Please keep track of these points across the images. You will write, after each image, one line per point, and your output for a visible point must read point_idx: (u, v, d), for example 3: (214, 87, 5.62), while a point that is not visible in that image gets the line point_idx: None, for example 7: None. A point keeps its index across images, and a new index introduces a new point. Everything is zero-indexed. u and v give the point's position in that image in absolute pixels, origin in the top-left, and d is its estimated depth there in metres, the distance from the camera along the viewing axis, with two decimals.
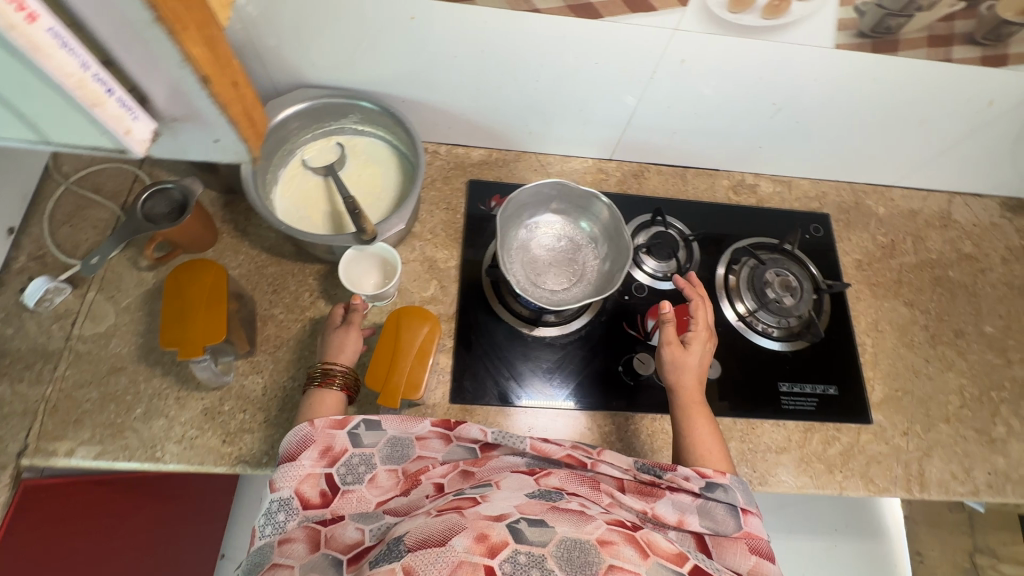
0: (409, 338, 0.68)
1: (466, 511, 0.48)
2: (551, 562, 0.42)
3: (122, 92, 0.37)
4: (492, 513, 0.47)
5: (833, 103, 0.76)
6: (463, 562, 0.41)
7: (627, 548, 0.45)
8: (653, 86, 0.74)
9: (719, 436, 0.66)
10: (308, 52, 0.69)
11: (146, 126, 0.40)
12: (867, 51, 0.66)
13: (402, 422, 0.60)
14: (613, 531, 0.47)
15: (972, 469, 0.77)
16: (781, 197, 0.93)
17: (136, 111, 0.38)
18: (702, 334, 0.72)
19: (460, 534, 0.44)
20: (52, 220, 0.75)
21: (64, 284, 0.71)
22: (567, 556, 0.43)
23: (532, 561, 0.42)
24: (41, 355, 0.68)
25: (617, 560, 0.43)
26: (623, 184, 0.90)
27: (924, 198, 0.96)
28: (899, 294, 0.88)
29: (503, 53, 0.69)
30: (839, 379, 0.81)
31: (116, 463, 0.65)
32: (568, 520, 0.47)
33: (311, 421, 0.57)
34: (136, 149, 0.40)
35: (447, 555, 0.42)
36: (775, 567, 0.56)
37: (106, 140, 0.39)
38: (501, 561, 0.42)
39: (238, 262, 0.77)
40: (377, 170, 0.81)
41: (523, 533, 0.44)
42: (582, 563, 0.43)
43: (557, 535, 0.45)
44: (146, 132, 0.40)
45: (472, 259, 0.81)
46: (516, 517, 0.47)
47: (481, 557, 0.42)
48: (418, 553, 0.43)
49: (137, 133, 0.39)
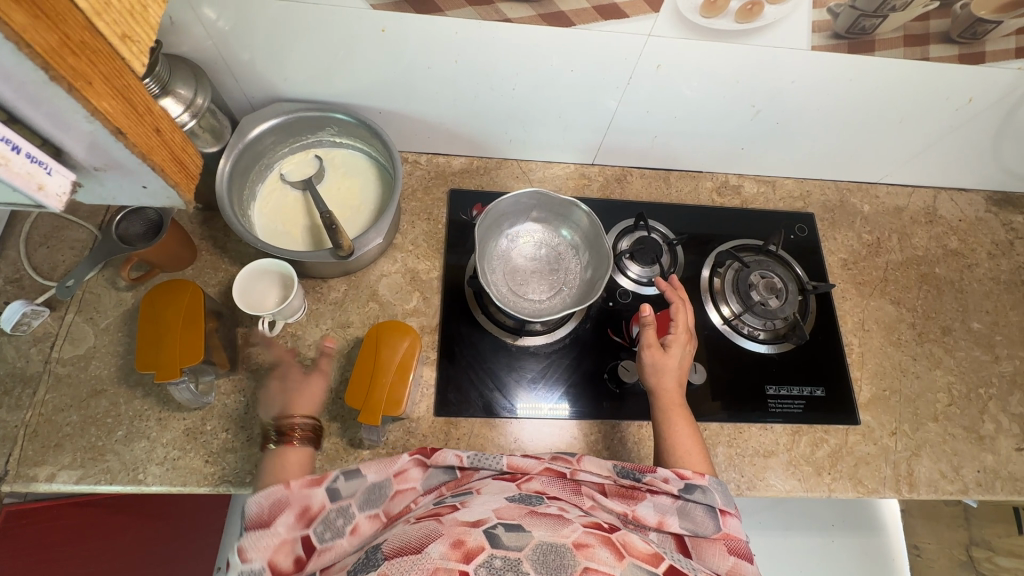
0: (389, 352, 0.67)
1: (444, 518, 0.48)
2: (526, 564, 0.42)
3: (31, 144, 0.27)
4: (469, 519, 0.47)
5: (813, 103, 0.76)
6: (438, 568, 0.41)
7: (603, 549, 0.45)
8: (630, 91, 0.74)
9: (699, 436, 0.66)
10: (282, 66, 0.68)
11: (67, 179, 0.29)
12: (843, 52, 0.65)
13: (379, 464, 0.59)
14: (589, 534, 0.47)
15: (962, 467, 0.77)
16: (765, 197, 0.93)
17: (13, 140, 0.26)
18: (682, 336, 0.71)
19: (437, 540, 0.44)
20: (29, 242, 0.74)
21: (42, 307, 0.71)
22: (542, 559, 0.43)
23: (507, 565, 0.41)
24: (20, 380, 0.68)
25: (592, 562, 0.43)
26: (606, 188, 0.90)
27: (909, 195, 0.95)
28: (885, 292, 0.87)
29: (478, 62, 0.68)
30: (826, 381, 0.80)
31: (97, 487, 0.64)
32: (545, 525, 0.47)
33: (285, 482, 0.54)
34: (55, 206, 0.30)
35: (422, 562, 0.41)
36: (753, 568, 0.55)
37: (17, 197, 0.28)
38: (477, 566, 0.41)
39: (218, 279, 0.76)
40: (356, 183, 0.80)
41: (499, 538, 0.44)
42: (557, 565, 0.42)
43: (534, 539, 0.44)
44: (66, 183, 0.30)
45: (455, 269, 0.81)
46: (493, 522, 0.47)
47: (456, 562, 0.41)
48: (394, 561, 0.42)
49: (52, 187, 0.29)
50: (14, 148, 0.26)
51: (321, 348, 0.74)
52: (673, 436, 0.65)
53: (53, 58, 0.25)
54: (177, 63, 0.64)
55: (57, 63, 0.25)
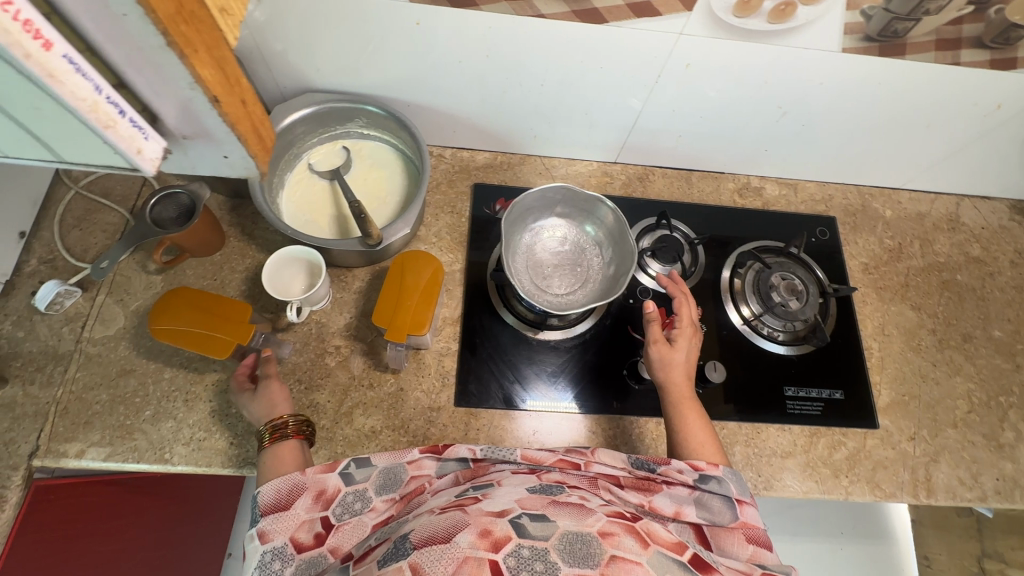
0: (413, 276, 0.70)
1: (469, 508, 0.48)
2: (555, 555, 0.43)
3: (134, 111, 0.34)
4: (494, 509, 0.48)
5: (840, 105, 0.76)
6: (468, 557, 0.42)
7: (628, 538, 0.45)
8: (657, 90, 0.74)
9: (711, 428, 0.66)
10: (316, 57, 0.69)
11: (159, 145, 0.37)
12: (873, 55, 0.65)
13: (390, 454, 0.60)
14: (613, 523, 0.47)
15: (980, 475, 0.76)
16: (787, 200, 0.93)
17: (122, 106, 0.33)
18: (689, 330, 0.71)
19: (463, 530, 0.44)
20: (62, 224, 0.76)
21: (74, 288, 0.72)
22: (570, 549, 0.43)
23: (535, 555, 0.42)
24: (51, 358, 0.69)
25: (619, 551, 0.44)
26: (628, 187, 0.90)
27: (932, 201, 0.95)
28: (906, 298, 0.87)
29: (509, 57, 0.69)
30: (846, 384, 0.80)
31: (125, 464, 0.66)
32: (568, 514, 0.47)
33: (301, 469, 0.57)
34: (147, 168, 0.37)
35: (451, 552, 0.42)
36: (773, 555, 0.56)
37: (117, 159, 0.35)
38: (505, 554, 0.42)
39: (245, 265, 0.77)
40: (383, 174, 0.81)
41: (525, 527, 0.45)
42: (585, 554, 0.43)
43: (559, 529, 0.45)
44: (158, 150, 0.37)
45: (477, 262, 0.81)
46: (517, 512, 0.47)
47: (486, 551, 0.42)
48: (424, 550, 0.43)
49: (148, 152, 0.36)
50: (124, 114, 0.33)
51: (345, 336, 0.75)
52: (688, 430, 0.65)
53: (170, 24, 0.30)
54: None
55: (173, 30, 0.30)
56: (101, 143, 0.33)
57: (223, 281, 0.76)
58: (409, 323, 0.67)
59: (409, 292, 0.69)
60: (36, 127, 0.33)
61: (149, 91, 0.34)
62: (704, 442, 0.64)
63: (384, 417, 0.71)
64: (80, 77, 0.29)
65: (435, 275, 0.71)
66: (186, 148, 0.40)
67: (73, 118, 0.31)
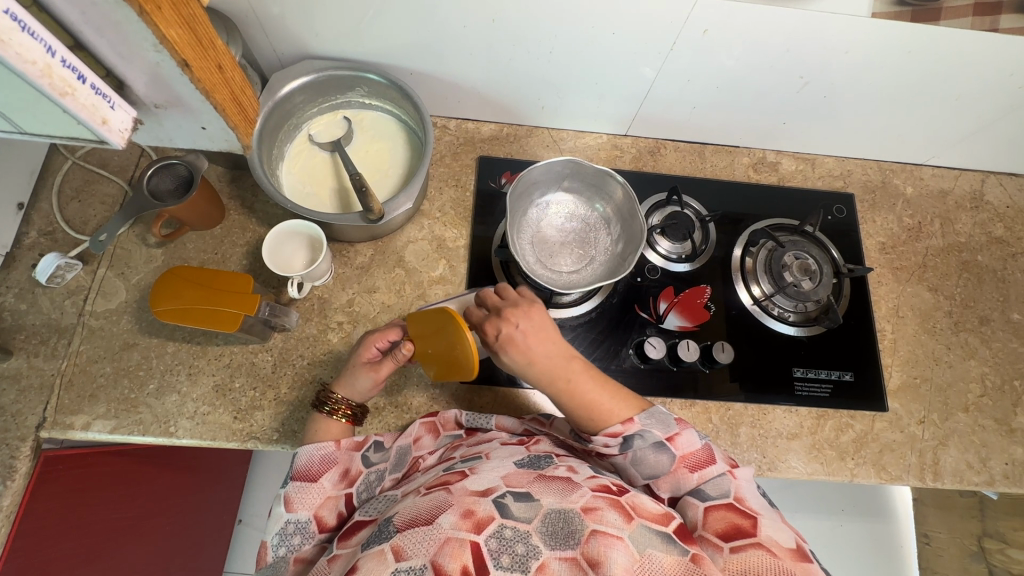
0: (458, 352, 0.60)
1: (453, 487, 0.49)
2: (536, 537, 0.44)
3: (96, 77, 0.36)
4: (478, 487, 0.48)
5: (864, 76, 0.72)
6: (449, 538, 0.43)
7: (611, 513, 0.46)
8: (672, 58, 0.70)
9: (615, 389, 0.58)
10: (314, 22, 0.66)
11: (126, 114, 0.40)
12: (905, 21, 0.62)
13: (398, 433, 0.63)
14: (598, 497, 0.47)
15: (989, 459, 0.75)
16: (803, 175, 0.90)
17: (82, 73, 0.35)
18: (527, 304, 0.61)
19: (446, 511, 0.45)
20: (61, 195, 0.75)
21: (75, 261, 0.71)
22: (551, 530, 0.45)
23: (517, 536, 0.44)
24: (55, 331, 0.69)
25: (601, 526, 0.44)
26: (639, 161, 0.87)
27: (955, 178, 0.91)
28: (923, 278, 0.85)
29: (517, 24, 0.66)
30: (856, 366, 0.79)
31: (131, 437, 0.66)
32: (554, 491, 0.48)
33: (335, 441, 0.58)
34: (114, 140, 0.40)
35: (434, 533, 0.44)
36: (719, 469, 0.52)
37: (81, 130, 0.38)
38: (487, 536, 0.43)
39: (246, 239, 0.76)
40: (385, 146, 0.79)
41: (508, 508, 0.46)
42: (566, 534, 0.44)
43: (543, 508, 0.46)
44: (125, 120, 0.40)
45: (482, 237, 0.80)
46: (502, 490, 0.48)
47: (467, 532, 0.43)
48: (406, 533, 0.44)
49: (113, 122, 0.39)
50: (83, 79, 0.35)
51: (347, 312, 0.74)
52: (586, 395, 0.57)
53: None
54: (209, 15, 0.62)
55: None
56: (64, 112, 0.35)
57: (224, 256, 0.75)
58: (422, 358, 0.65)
59: (433, 346, 0.62)
60: None
61: (118, 52, 0.36)
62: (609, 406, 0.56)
63: (387, 394, 0.70)
64: (27, 36, 0.31)
65: (468, 373, 0.61)
66: None
67: (30, 85, 0.33)
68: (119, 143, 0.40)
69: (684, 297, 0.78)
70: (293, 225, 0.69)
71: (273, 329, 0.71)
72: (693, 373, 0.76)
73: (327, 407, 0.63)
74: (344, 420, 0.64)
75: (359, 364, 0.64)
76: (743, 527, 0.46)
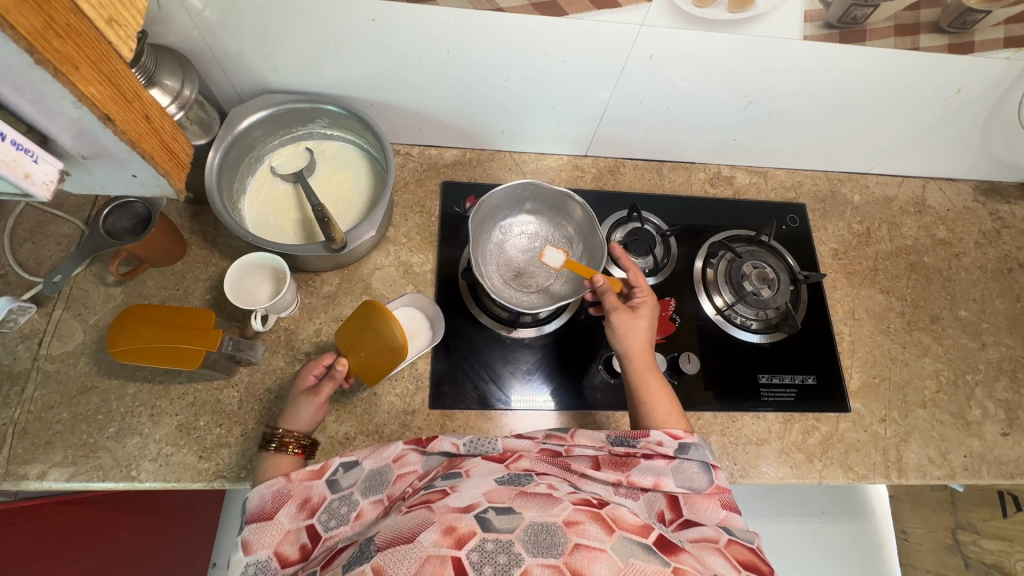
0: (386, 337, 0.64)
1: (435, 506, 0.48)
2: (518, 546, 0.43)
3: (16, 132, 0.29)
4: (460, 504, 0.48)
5: (805, 92, 0.76)
6: (431, 555, 0.42)
7: (593, 526, 0.46)
8: (623, 82, 0.73)
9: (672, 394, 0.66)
10: (272, 57, 0.67)
11: (52, 166, 0.31)
12: (834, 42, 0.65)
13: (371, 451, 0.61)
14: (579, 511, 0.48)
15: (949, 453, 0.78)
16: (757, 188, 0.93)
17: None
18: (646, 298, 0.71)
19: (428, 528, 0.45)
20: (14, 237, 0.73)
21: (29, 304, 0.69)
22: (534, 539, 0.44)
23: (499, 548, 0.43)
24: (6, 378, 0.67)
25: (583, 539, 0.45)
26: (600, 180, 0.90)
27: (899, 184, 0.96)
28: (875, 281, 0.88)
29: (470, 53, 0.68)
30: (818, 369, 0.81)
31: (90, 483, 0.64)
32: (535, 505, 0.48)
33: (287, 475, 0.57)
34: (42, 195, 0.31)
35: (414, 552, 0.42)
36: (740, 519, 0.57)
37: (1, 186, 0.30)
38: (469, 550, 0.42)
39: (209, 274, 0.75)
40: (348, 175, 0.80)
41: (490, 521, 0.45)
42: (549, 544, 0.44)
43: (525, 520, 0.46)
44: (53, 172, 0.32)
45: (448, 260, 0.80)
46: (484, 506, 0.48)
47: (449, 548, 0.42)
48: (386, 552, 0.43)
49: (38, 175, 0.30)
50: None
51: (315, 342, 0.74)
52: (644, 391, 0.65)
53: (36, 41, 0.26)
54: (161, 52, 0.62)
55: (41, 47, 0.26)
56: None
57: (187, 291, 0.74)
58: (358, 369, 0.66)
59: (364, 346, 0.65)
60: None
61: None
62: (661, 404, 0.64)
63: (357, 423, 0.69)
64: None
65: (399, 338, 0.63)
66: (91, 169, 0.36)
67: None
68: (47, 199, 0.32)
69: None
70: (253, 258, 0.69)
71: (239, 364, 0.70)
72: None
73: (275, 443, 0.62)
74: (294, 453, 0.62)
75: (298, 393, 0.65)
76: (764, 571, 0.51)
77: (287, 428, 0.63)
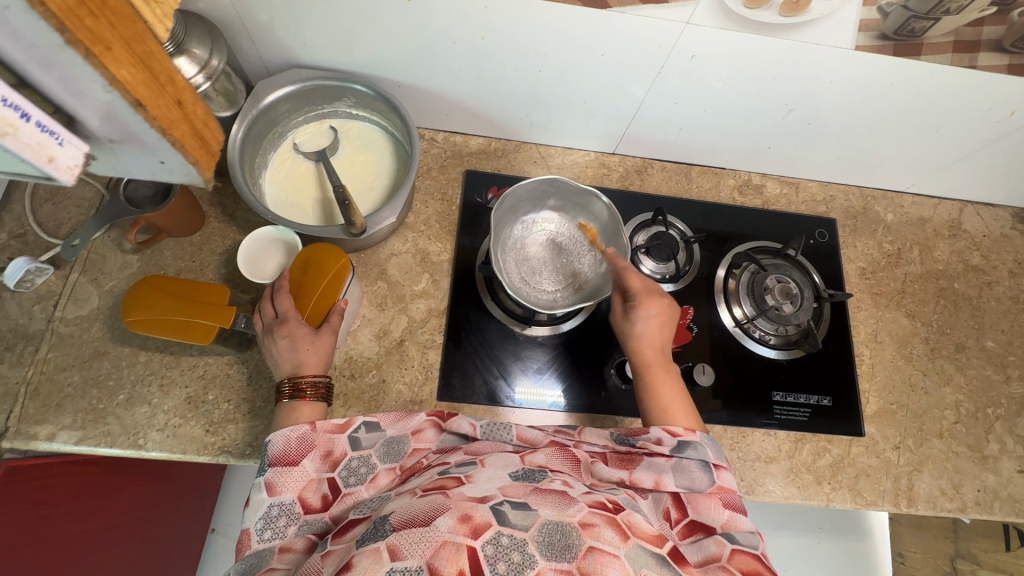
0: (317, 268, 0.64)
1: (451, 492, 0.47)
2: (532, 546, 0.43)
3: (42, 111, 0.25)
4: (476, 494, 0.47)
5: (848, 104, 0.73)
6: (447, 542, 0.41)
7: (609, 530, 0.46)
8: (660, 81, 0.71)
9: (683, 396, 0.64)
10: (302, 31, 0.65)
11: (80, 150, 0.27)
12: (888, 54, 0.62)
13: (396, 418, 0.60)
14: (595, 513, 0.47)
15: (962, 486, 0.76)
16: (788, 199, 0.91)
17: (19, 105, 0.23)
18: (647, 297, 0.68)
19: (444, 514, 0.44)
20: (34, 197, 0.73)
21: (46, 265, 0.69)
22: (549, 540, 0.43)
23: (514, 544, 0.42)
24: (21, 337, 0.67)
25: (598, 543, 0.44)
26: (625, 180, 0.88)
27: (934, 206, 0.93)
28: (901, 304, 0.86)
29: (506, 40, 0.66)
30: (834, 391, 0.79)
31: (98, 448, 0.64)
32: (551, 503, 0.47)
33: (311, 424, 0.57)
34: (65, 180, 0.27)
35: (430, 535, 0.42)
36: (748, 521, 0.55)
37: (24, 169, 0.26)
38: (484, 542, 0.42)
39: (226, 247, 0.75)
40: (371, 157, 0.78)
41: (506, 515, 0.44)
42: (563, 546, 0.43)
43: (540, 518, 0.45)
44: (79, 157, 0.27)
45: (466, 251, 0.79)
46: (499, 499, 0.47)
47: (464, 537, 0.42)
48: (402, 533, 0.42)
49: (63, 160, 0.26)
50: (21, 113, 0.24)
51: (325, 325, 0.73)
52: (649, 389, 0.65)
53: (67, 17, 0.22)
54: (191, 20, 0.61)
55: (72, 25, 0.22)
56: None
57: (202, 264, 0.74)
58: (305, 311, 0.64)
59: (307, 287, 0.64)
60: None
61: None
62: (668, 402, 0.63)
63: (364, 408, 0.69)
64: None
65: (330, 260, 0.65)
66: None
67: None
68: (70, 186, 0.28)
69: None
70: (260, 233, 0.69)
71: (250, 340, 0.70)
72: None
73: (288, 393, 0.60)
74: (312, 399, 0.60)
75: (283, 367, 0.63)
76: None
77: (297, 373, 0.60)
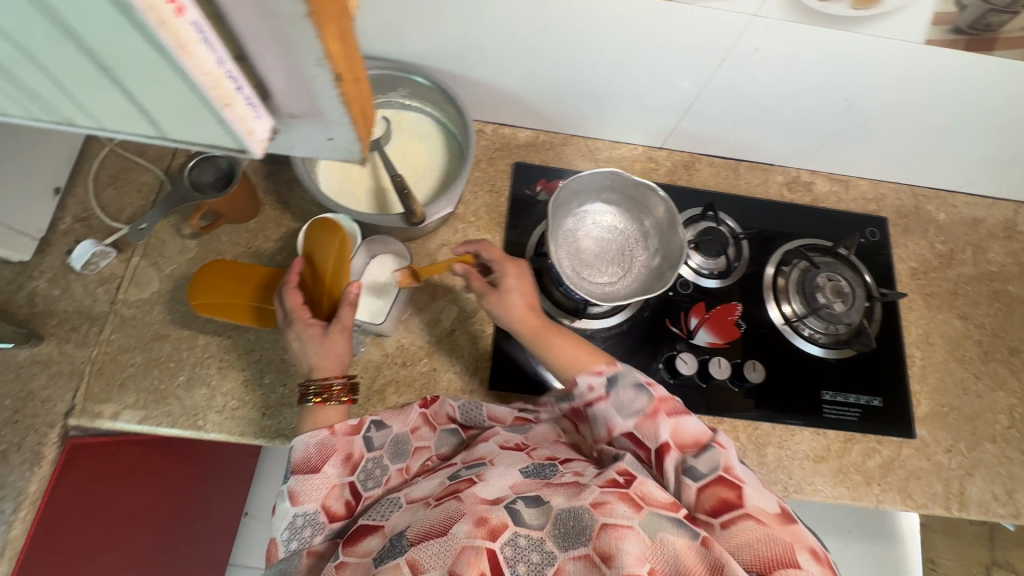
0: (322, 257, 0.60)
1: (464, 494, 0.49)
2: (550, 543, 0.45)
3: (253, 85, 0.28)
4: (489, 495, 0.48)
5: (910, 99, 0.72)
6: (465, 547, 0.44)
7: (622, 504, 0.46)
8: (717, 74, 0.70)
9: (584, 344, 0.61)
10: (365, 21, 0.66)
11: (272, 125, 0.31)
12: (959, 48, 0.61)
13: (399, 415, 0.61)
14: (607, 491, 0.47)
15: (1015, 491, 0.75)
16: (837, 197, 0.89)
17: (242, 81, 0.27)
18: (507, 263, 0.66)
19: (460, 520, 0.46)
20: (97, 181, 0.75)
21: (109, 248, 0.71)
22: (563, 531, 0.45)
23: (531, 544, 0.45)
24: (86, 318, 0.69)
25: (613, 519, 0.45)
26: (673, 174, 0.87)
27: (989, 206, 0.91)
28: (953, 306, 0.84)
29: (567, 32, 0.65)
30: (885, 392, 0.78)
31: (159, 428, 0.66)
32: (562, 492, 0.49)
33: (330, 427, 0.56)
34: (255, 151, 0.31)
35: (449, 543, 0.44)
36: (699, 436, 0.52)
37: (227, 137, 0.30)
38: (503, 544, 0.44)
39: (280, 234, 0.76)
40: (423, 148, 0.79)
41: (520, 514, 0.46)
42: (577, 532, 0.45)
43: (553, 511, 0.47)
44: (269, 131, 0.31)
45: (515, 243, 0.79)
46: (512, 497, 0.48)
47: (482, 540, 0.44)
48: (421, 546, 0.45)
49: (259, 133, 0.30)
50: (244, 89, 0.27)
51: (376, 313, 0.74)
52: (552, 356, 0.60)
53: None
54: None
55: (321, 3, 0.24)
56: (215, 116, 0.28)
57: (258, 250, 0.75)
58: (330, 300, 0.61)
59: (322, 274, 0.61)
60: (131, 79, 0.27)
61: None
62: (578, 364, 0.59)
63: (416, 396, 0.70)
64: (207, 48, 0.24)
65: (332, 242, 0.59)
66: None
67: (191, 89, 0.26)
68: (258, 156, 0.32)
69: (716, 312, 0.78)
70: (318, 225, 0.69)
71: None
72: (723, 391, 0.75)
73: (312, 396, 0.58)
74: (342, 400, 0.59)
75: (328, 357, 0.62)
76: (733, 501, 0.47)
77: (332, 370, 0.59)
